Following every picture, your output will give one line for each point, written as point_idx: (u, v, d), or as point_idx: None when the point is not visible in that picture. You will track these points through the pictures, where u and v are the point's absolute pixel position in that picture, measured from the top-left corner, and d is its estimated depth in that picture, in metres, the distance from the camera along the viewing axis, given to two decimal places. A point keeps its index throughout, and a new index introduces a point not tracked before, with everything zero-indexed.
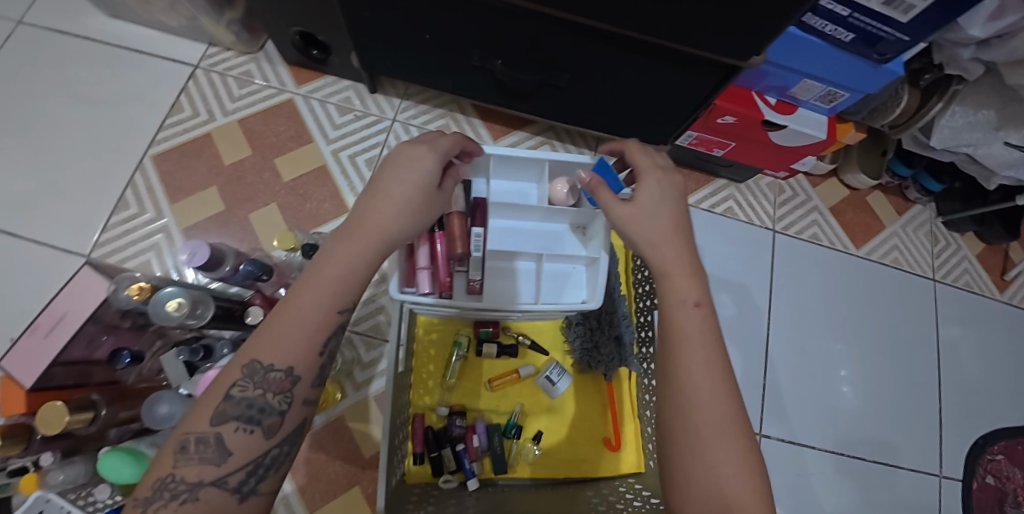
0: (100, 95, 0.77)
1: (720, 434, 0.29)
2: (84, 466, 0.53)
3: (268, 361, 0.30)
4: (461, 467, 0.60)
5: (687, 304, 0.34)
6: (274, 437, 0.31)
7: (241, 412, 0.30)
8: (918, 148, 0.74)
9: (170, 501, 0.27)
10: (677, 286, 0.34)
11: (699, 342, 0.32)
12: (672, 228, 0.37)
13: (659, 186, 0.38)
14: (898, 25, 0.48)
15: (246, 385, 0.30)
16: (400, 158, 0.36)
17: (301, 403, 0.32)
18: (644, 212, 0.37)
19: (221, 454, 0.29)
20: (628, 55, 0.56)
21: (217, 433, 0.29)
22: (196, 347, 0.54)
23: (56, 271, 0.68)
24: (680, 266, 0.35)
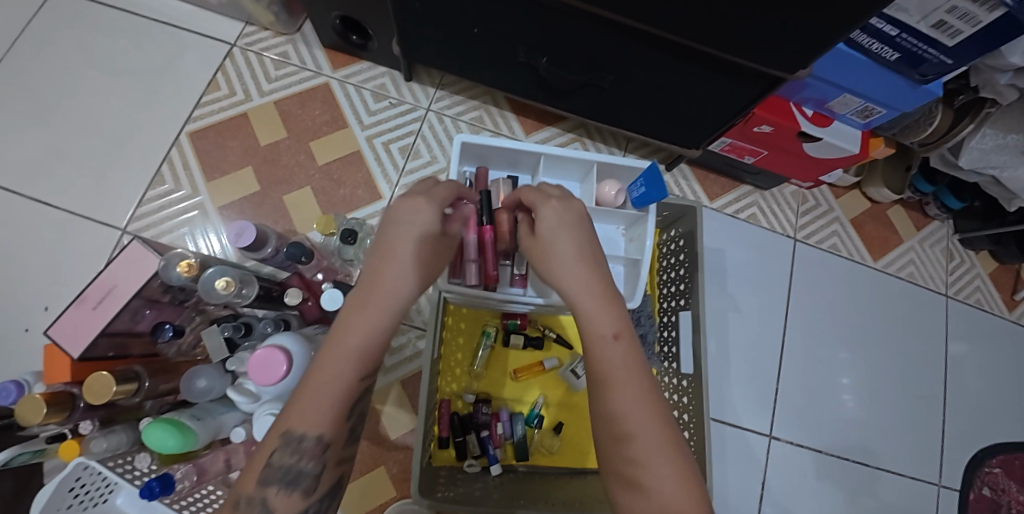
0: (136, 69, 0.78)
1: (659, 455, 0.29)
2: (125, 436, 0.56)
3: (300, 432, 0.29)
4: (486, 453, 0.62)
5: (607, 336, 0.32)
6: (312, 495, 0.31)
7: (281, 475, 0.30)
8: (945, 166, 0.75)
9: None
10: (595, 320, 0.33)
11: (626, 372, 0.31)
12: (582, 262, 0.36)
13: (558, 215, 0.38)
14: (943, 48, 0.50)
15: (284, 454, 0.29)
16: (402, 212, 0.36)
17: (335, 463, 0.33)
18: (547, 245, 0.37)
19: (266, 512, 0.29)
20: (674, 61, 0.57)
21: (263, 495, 0.29)
22: (239, 324, 0.55)
23: (96, 244, 0.70)
24: (594, 299, 0.34)
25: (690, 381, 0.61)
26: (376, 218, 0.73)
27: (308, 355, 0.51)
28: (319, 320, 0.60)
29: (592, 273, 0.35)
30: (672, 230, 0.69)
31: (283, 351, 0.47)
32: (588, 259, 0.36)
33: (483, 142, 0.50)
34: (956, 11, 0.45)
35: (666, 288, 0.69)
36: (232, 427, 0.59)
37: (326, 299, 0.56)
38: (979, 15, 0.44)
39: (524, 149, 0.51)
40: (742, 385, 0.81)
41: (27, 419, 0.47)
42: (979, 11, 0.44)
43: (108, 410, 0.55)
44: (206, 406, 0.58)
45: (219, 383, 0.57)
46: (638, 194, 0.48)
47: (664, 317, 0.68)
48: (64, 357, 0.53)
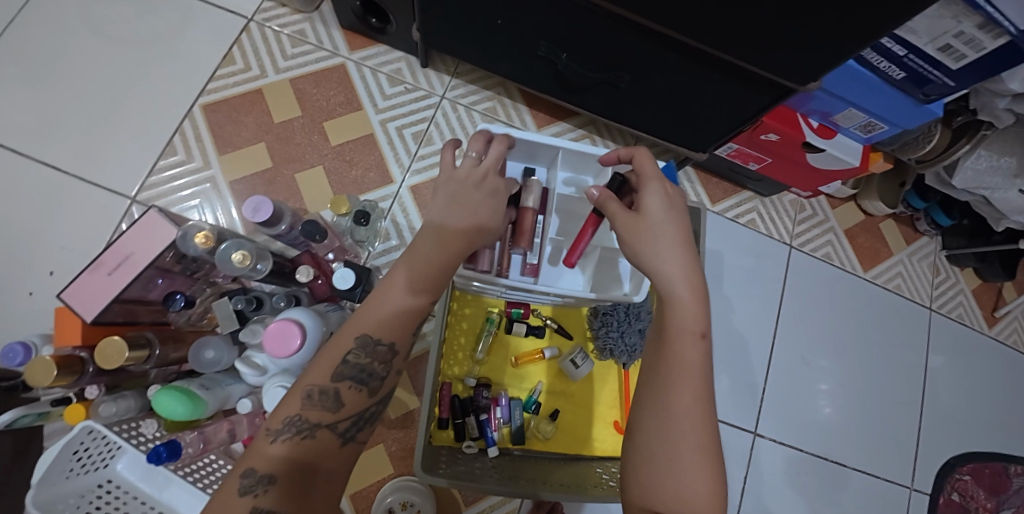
0: (149, 37, 0.77)
1: (697, 457, 0.34)
2: (133, 402, 0.57)
3: (377, 337, 0.37)
4: (484, 435, 0.64)
5: (695, 333, 0.37)
6: (375, 396, 0.38)
7: (354, 374, 0.36)
8: (939, 185, 0.78)
9: (294, 434, 0.34)
10: (687, 315, 0.37)
11: (697, 370, 0.36)
12: (677, 250, 0.39)
13: (666, 199, 0.41)
14: (947, 70, 0.53)
15: (359, 354, 0.36)
16: (481, 186, 0.41)
17: (398, 372, 0.39)
18: (650, 222, 0.40)
19: (336, 403, 0.35)
20: (689, 66, 0.58)
21: (337, 389, 0.35)
22: (251, 298, 0.56)
23: (105, 211, 0.70)
24: (690, 294, 0.38)
25: None
26: (387, 201, 0.74)
27: (321, 330, 0.52)
28: (328, 298, 0.61)
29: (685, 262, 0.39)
30: None
31: (298, 324, 0.49)
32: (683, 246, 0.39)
33: (504, 133, 0.51)
34: (963, 36, 0.48)
35: None
36: (239, 398, 0.60)
37: (337, 278, 0.58)
38: (985, 42, 0.47)
39: (541, 142, 0.52)
40: (732, 383, 0.84)
41: (36, 381, 0.48)
42: (985, 38, 0.47)
43: (114, 376, 0.56)
44: (213, 376, 0.59)
45: (228, 354, 0.59)
46: None
47: None
48: (76, 319, 0.53)
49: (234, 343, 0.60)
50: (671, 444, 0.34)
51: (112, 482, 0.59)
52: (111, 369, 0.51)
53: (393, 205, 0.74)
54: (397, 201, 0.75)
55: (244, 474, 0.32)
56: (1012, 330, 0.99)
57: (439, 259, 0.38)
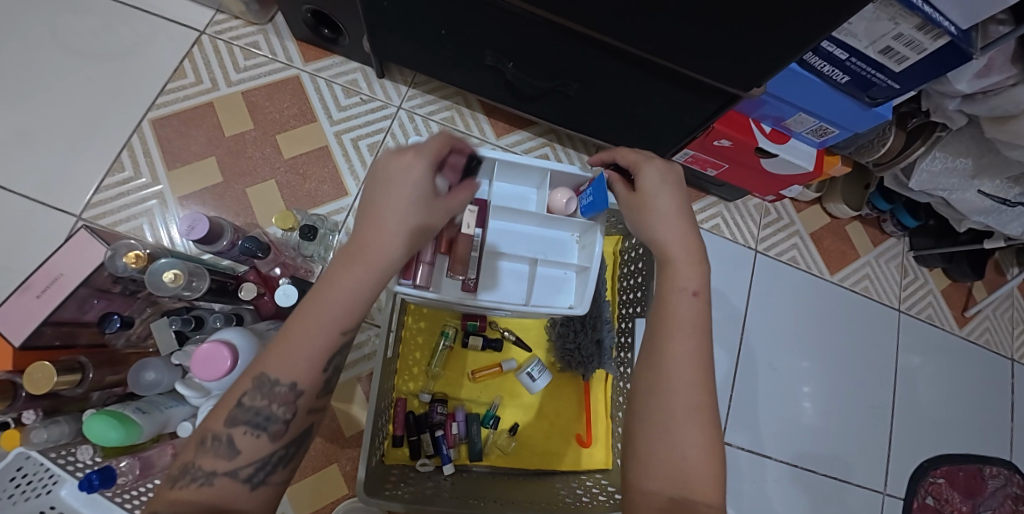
0: (97, 50, 0.76)
1: (689, 418, 0.36)
2: (67, 427, 0.52)
3: (274, 376, 0.33)
4: (439, 452, 0.63)
5: (686, 290, 0.39)
6: (279, 440, 0.34)
7: (249, 418, 0.33)
8: (898, 187, 0.78)
9: (191, 480, 0.31)
10: (680, 276, 0.40)
11: (690, 325, 0.38)
12: (680, 225, 0.42)
13: (661, 175, 0.44)
14: (890, 72, 0.52)
15: (255, 396, 0.33)
16: (392, 186, 0.36)
17: (306, 412, 0.35)
18: (649, 197, 0.43)
19: (232, 450, 0.32)
20: (633, 72, 0.58)
21: (228, 435, 0.32)
22: (189, 317, 0.54)
23: (45, 228, 0.68)
24: (682, 256, 0.41)
25: None
26: (340, 214, 0.73)
27: (255, 351, 0.50)
28: (274, 314, 0.62)
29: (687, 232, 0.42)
30: (632, 239, 0.69)
31: (229, 346, 0.47)
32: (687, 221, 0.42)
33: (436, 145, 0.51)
34: (903, 38, 0.48)
35: (625, 295, 0.70)
36: (180, 421, 0.58)
37: (280, 295, 0.55)
38: (925, 43, 0.47)
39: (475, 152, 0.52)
40: None
41: None
42: (925, 39, 0.46)
43: (53, 400, 0.53)
44: (152, 399, 0.57)
45: (168, 376, 0.57)
46: (587, 202, 0.50)
47: (623, 323, 0.69)
48: (4, 346, 0.52)
49: (175, 364, 0.59)
50: (663, 401, 0.36)
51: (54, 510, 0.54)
52: (39, 394, 0.49)
53: (347, 218, 0.73)
54: (351, 214, 0.73)
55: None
56: (982, 330, 0.98)
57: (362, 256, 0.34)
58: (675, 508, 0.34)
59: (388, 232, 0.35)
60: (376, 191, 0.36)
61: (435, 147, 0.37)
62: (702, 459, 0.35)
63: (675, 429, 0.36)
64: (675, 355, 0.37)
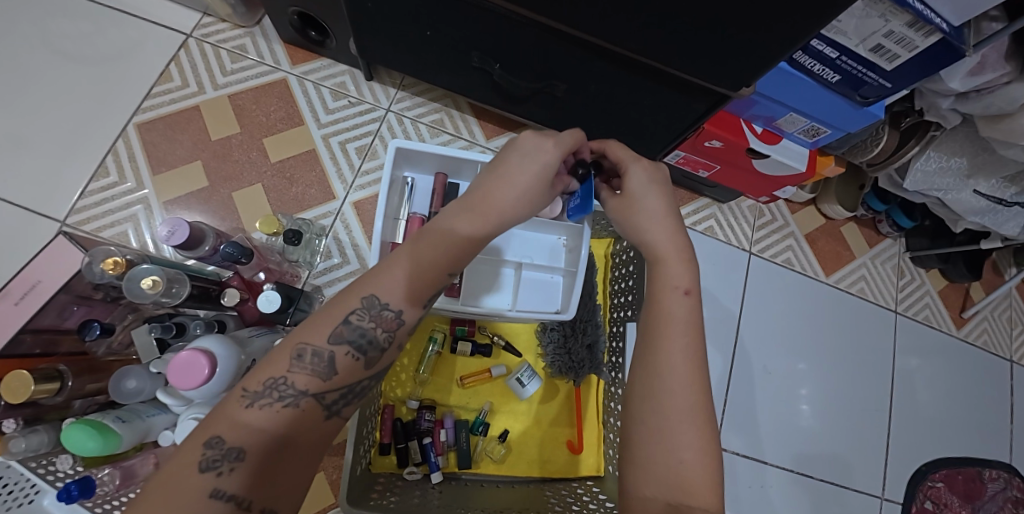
0: (82, 53, 0.75)
1: (686, 421, 0.35)
2: (47, 436, 0.52)
3: (385, 300, 0.34)
4: (427, 460, 0.62)
5: (679, 289, 0.39)
6: (371, 368, 0.34)
7: (353, 339, 0.33)
8: (892, 188, 0.77)
9: (276, 400, 0.30)
10: (672, 273, 0.39)
11: (683, 324, 0.38)
12: (671, 226, 0.40)
13: (649, 175, 0.41)
14: (881, 71, 0.51)
15: (363, 316, 0.33)
16: (524, 154, 0.37)
17: (398, 345, 0.36)
18: (636, 199, 0.41)
19: (328, 371, 0.32)
20: (620, 71, 0.57)
21: (332, 352, 0.32)
22: (170, 324, 0.54)
23: (27, 232, 0.67)
24: (672, 255, 0.40)
25: None
26: (327, 218, 0.72)
27: (236, 358, 0.49)
28: (259, 321, 0.59)
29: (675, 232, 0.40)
30: (622, 242, 0.68)
31: (207, 354, 0.46)
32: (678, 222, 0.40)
33: (417, 148, 0.51)
34: (893, 35, 0.47)
35: (615, 299, 0.69)
36: (162, 430, 0.57)
37: (263, 301, 0.55)
38: (916, 40, 0.46)
39: (458, 155, 0.52)
40: None
41: None
42: (916, 36, 0.46)
43: (34, 408, 0.51)
44: (134, 408, 0.56)
45: (149, 384, 0.56)
46: (575, 204, 0.48)
47: (614, 327, 0.68)
48: None
49: (158, 372, 0.58)
50: (659, 403, 0.35)
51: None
52: (17, 403, 0.48)
53: (335, 221, 0.72)
54: (339, 218, 0.73)
55: (209, 444, 0.27)
56: (980, 331, 0.97)
57: (486, 210, 0.35)
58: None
59: (517, 194, 0.36)
60: (504, 158, 0.37)
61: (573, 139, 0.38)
62: (700, 467, 0.34)
63: (672, 432, 0.34)
64: (669, 357, 0.36)
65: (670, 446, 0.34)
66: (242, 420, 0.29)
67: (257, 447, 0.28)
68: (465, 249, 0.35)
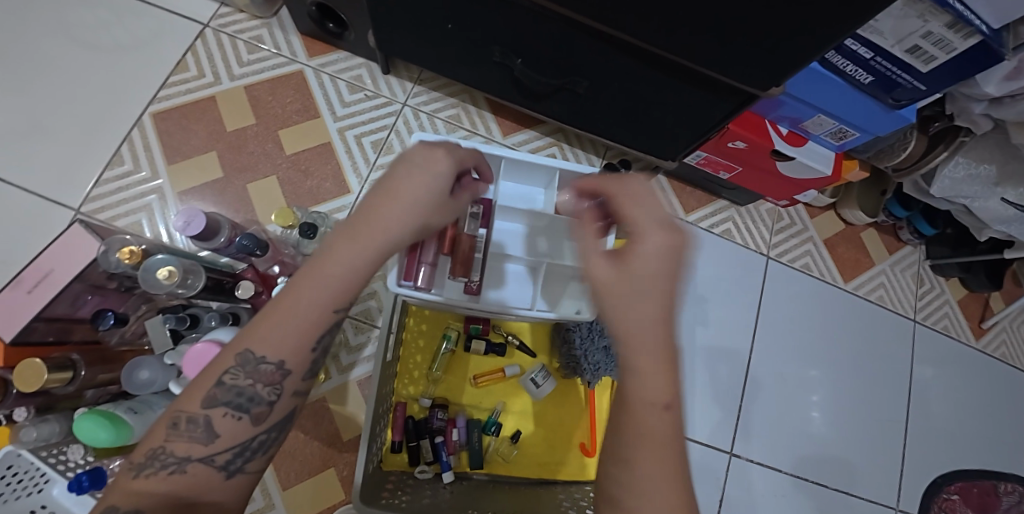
0: (98, 41, 0.74)
1: None
2: (59, 426, 0.52)
3: (259, 354, 0.30)
4: (439, 459, 0.61)
5: (659, 404, 0.26)
6: (262, 424, 0.32)
7: (230, 400, 0.31)
8: (917, 194, 0.75)
9: (160, 469, 0.29)
10: (650, 380, 0.27)
11: (665, 448, 0.26)
12: (661, 329, 0.27)
13: (660, 251, 0.27)
14: (916, 73, 0.50)
15: (237, 373, 0.31)
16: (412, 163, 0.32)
17: (290, 395, 0.33)
18: (628, 281, 0.27)
19: (209, 436, 0.30)
20: (645, 69, 0.56)
21: (206, 417, 0.30)
22: (184, 316, 0.53)
23: (41, 220, 0.66)
24: (647, 351, 0.27)
25: None
26: (342, 213, 0.71)
27: None
28: None
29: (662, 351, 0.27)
30: None
31: (224, 347, 0.45)
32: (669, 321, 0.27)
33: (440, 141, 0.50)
34: (931, 36, 0.45)
35: None
36: None
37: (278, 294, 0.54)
38: (954, 42, 0.45)
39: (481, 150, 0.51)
40: (709, 399, 0.80)
41: None
42: (954, 38, 0.44)
43: (46, 397, 0.52)
44: (146, 399, 0.56)
45: (162, 376, 0.56)
46: None
47: None
48: None
49: (171, 364, 0.57)
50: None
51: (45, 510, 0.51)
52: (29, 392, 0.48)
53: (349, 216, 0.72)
54: None
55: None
56: (999, 342, 0.95)
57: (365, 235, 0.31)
58: None
59: (396, 219, 0.32)
60: (394, 167, 0.33)
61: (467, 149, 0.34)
62: None
63: None
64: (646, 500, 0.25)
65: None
66: (128, 493, 0.28)
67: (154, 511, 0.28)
68: (343, 285, 0.31)
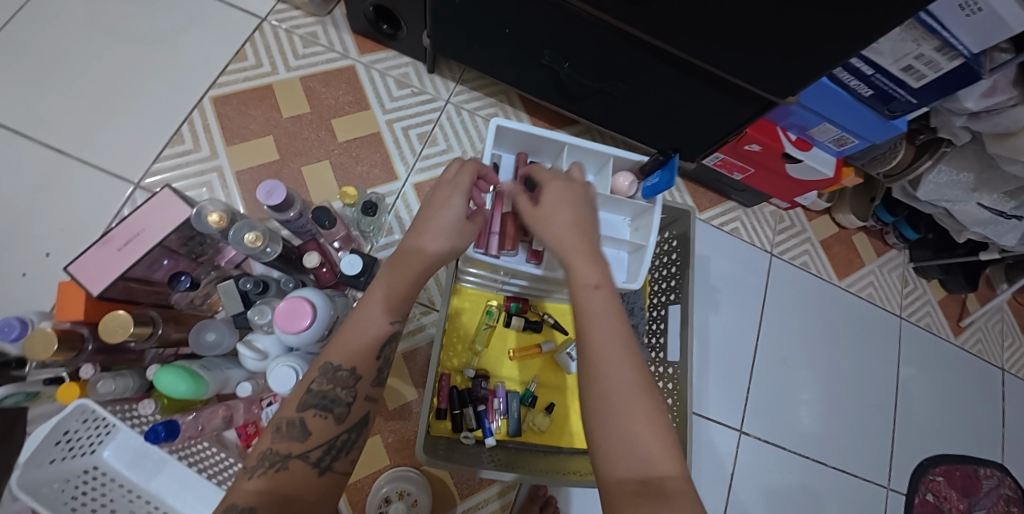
0: (159, 29, 0.79)
1: (630, 392, 0.33)
2: (131, 381, 0.55)
3: (337, 363, 0.39)
4: (482, 425, 0.65)
5: (589, 283, 0.39)
6: (343, 422, 0.40)
7: (317, 402, 0.39)
8: (905, 197, 0.85)
9: (268, 467, 0.35)
10: (580, 271, 0.40)
11: (605, 312, 0.38)
12: (578, 238, 0.43)
13: (560, 193, 0.46)
14: (910, 88, 0.59)
15: (322, 381, 0.39)
16: (441, 200, 0.47)
17: (364, 398, 0.42)
18: (546, 210, 0.45)
19: (303, 433, 0.37)
20: (679, 76, 0.63)
21: (301, 417, 0.38)
22: (258, 280, 0.57)
23: (104, 192, 0.70)
24: (578, 255, 0.41)
25: (675, 367, 0.67)
26: (391, 197, 0.77)
27: (330, 311, 0.53)
28: (333, 286, 0.63)
29: (587, 258, 0.41)
30: (667, 232, 0.75)
31: (309, 303, 0.50)
32: (579, 231, 0.43)
33: (513, 126, 0.56)
34: (923, 58, 0.54)
35: (657, 285, 0.75)
36: (238, 382, 0.60)
37: (345, 264, 0.58)
38: (942, 63, 0.53)
39: (545, 136, 0.57)
40: (721, 381, 0.87)
41: (35, 354, 0.47)
42: (942, 59, 0.53)
43: (110, 356, 0.55)
44: (213, 359, 0.59)
45: (228, 338, 0.59)
46: (649, 184, 0.56)
47: (654, 311, 0.74)
48: (79, 294, 0.53)
49: (234, 327, 0.61)
50: (598, 385, 0.34)
51: (97, 469, 0.57)
52: (113, 344, 0.51)
53: (397, 201, 0.77)
54: (400, 197, 0.77)
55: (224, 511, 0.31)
56: (975, 340, 1.06)
57: (410, 264, 0.44)
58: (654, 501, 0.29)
59: (435, 247, 0.45)
60: (424, 213, 0.47)
61: (467, 182, 0.47)
62: (659, 454, 0.31)
63: (618, 412, 0.32)
64: (594, 342, 0.36)
65: (622, 411, 0.32)
66: (248, 490, 0.33)
67: (260, 505, 0.32)
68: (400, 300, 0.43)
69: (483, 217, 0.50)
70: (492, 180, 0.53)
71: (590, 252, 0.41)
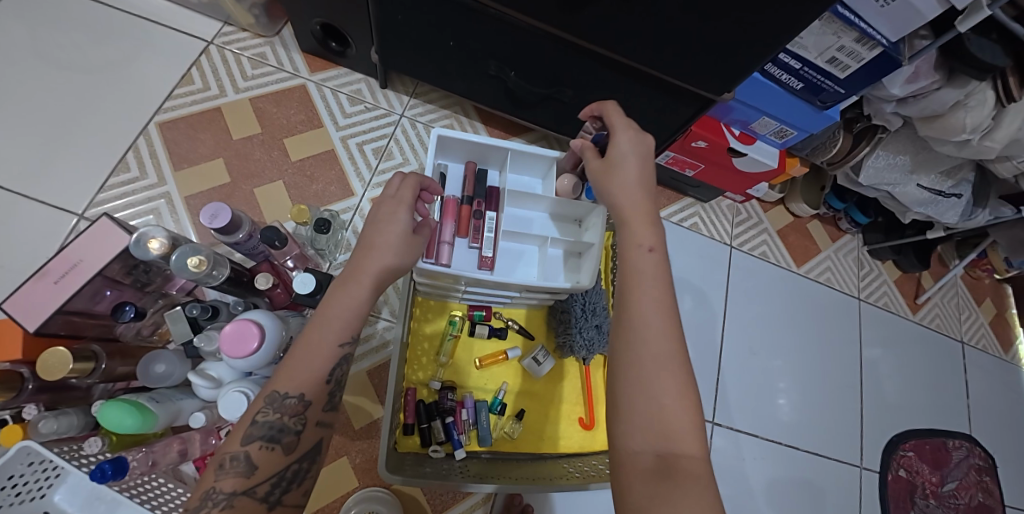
0: (99, 56, 0.77)
1: (662, 365, 0.33)
2: (76, 419, 0.53)
3: (284, 390, 0.38)
4: (450, 438, 0.64)
5: (643, 247, 0.38)
6: (292, 453, 0.39)
7: (264, 433, 0.38)
8: (849, 183, 0.88)
9: (212, 506, 0.34)
10: (635, 233, 0.39)
11: (652, 276, 0.37)
12: (646, 202, 0.41)
13: (632, 145, 0.44)
14: (836, 78, 0.61)
15: (268, 411, 0.38)
16: (386, 213, 0.47)
17: (314, 424, 0.40)
18: (614, 161, 0.44)
19: (249, 468, 0.36)
20: (621, 79, 0.65)
21: (246, 451, 0.37)
22: (207, 305, 0.55)
23: (45, 225, 0.67)
24: (635, 214, 0.40)
25: None
26: (348, 213, 0.76)
27: (281, 332, 0.52)
28: (289, 306, 0.62)
29: (645, 225, 0.39)
30: None
31: (257, 324, 0.49)
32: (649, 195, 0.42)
33: (456, 136, 0.57)
34: (845, 49, 0.57)
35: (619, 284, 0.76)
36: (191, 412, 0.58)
37: (298, 283, 0.57)
38: (863, 52, 0.56)
39: (489, 143, 0.59)
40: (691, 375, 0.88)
41: None
42: (862, 49, 0.56)
43: (52, 395, 0.52)
44: (164, 392, 0.57)
45: (178, 368, 0.57)
46: None
47: None
48: (16, 331, 0.51)
49: (185, 356, 0.59)
50: (632, 359, 0.33)
51: None
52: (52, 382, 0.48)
53: (354, 216, 0.77)
54: (357, 213, 0.77)
55: None
56: (933, 315, 1.10)
57: (353, 278, 0.42)
58: (663, 467, 0.30)
59: (381, 258, 0.44)
60: (369, 228, 0.46)
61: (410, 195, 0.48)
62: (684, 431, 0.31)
63: (650, 380, 0.32)
64: (637, 304, 0.35)
65: (653, 387, 0.32)
66: None
67: None
68: (347, 319, 0.41)
69: (430, 227, 0.51)
70: (438, 189, 0.53)
71: (650, 216, 0.40)
